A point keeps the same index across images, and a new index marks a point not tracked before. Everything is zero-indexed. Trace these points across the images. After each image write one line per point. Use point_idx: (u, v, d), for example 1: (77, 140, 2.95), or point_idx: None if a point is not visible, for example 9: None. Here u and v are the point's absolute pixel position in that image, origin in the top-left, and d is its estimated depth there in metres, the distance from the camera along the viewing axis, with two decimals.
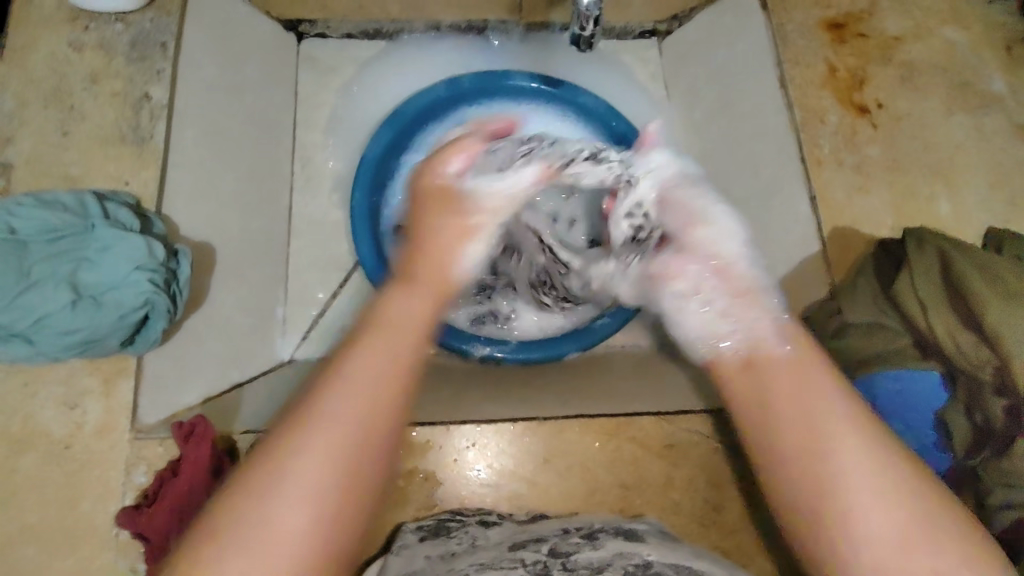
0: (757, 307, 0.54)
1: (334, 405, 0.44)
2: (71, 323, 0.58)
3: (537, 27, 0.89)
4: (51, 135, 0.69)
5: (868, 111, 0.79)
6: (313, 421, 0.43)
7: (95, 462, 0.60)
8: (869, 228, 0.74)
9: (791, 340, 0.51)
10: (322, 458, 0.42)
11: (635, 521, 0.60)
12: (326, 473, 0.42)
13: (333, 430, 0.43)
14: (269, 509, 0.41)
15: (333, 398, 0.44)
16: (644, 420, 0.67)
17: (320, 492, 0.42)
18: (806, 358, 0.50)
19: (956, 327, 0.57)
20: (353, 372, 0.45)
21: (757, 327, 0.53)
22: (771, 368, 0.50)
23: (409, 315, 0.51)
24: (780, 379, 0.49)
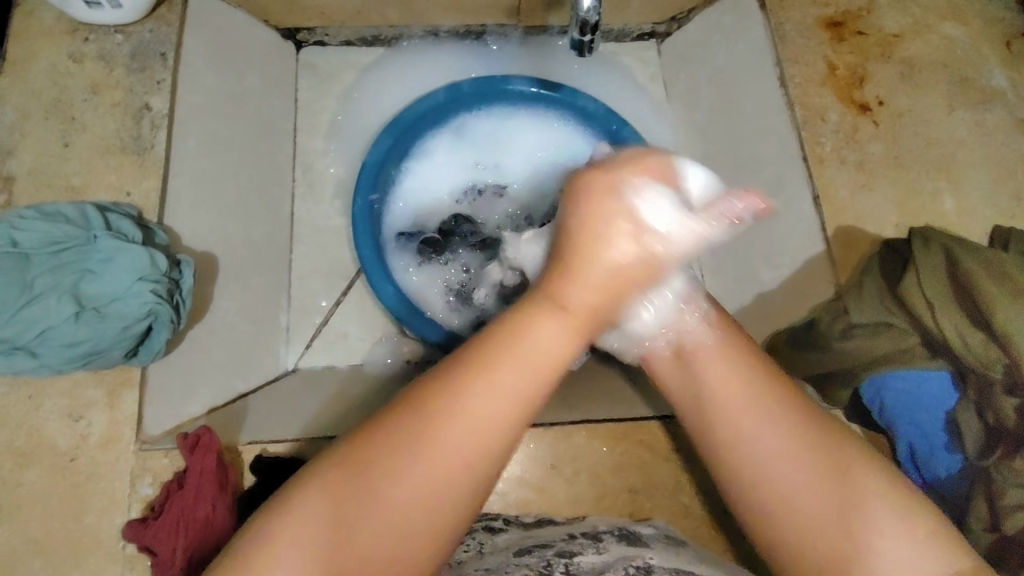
0: (687, 300, 0.53)
1: (445, 428, 0.41)
2: (75, 335, 0.58)
3: (536, 31, 0.89)
4: (52, 147, 0.69)
5: (869, 108, 0.79)
6: (344, 492, 0.40)
7: (99, 475, 0.60)
8: (873, 225, 0.74)
9: (709, 326, 0.51)
10: (444, 477, 0.41)
11: (641, 525, 0.60)
12: (425, 498, 0.40)
13: (459, 447, 0.41)
14: (363, 539, 0.40)
15: (451, 422, 0.41)
16: (651, 424, 0.66)
17: (433, 512, 0.41)
18: (730, 342, 0.49)
19: (965, 327, 0.56)
20: (497, 380, 0.42)
21: (682, 322, 0.52)
22: (697, 352, 0.49)
23: (546, 346, 0.43)
24: (711, 378, 0.48)
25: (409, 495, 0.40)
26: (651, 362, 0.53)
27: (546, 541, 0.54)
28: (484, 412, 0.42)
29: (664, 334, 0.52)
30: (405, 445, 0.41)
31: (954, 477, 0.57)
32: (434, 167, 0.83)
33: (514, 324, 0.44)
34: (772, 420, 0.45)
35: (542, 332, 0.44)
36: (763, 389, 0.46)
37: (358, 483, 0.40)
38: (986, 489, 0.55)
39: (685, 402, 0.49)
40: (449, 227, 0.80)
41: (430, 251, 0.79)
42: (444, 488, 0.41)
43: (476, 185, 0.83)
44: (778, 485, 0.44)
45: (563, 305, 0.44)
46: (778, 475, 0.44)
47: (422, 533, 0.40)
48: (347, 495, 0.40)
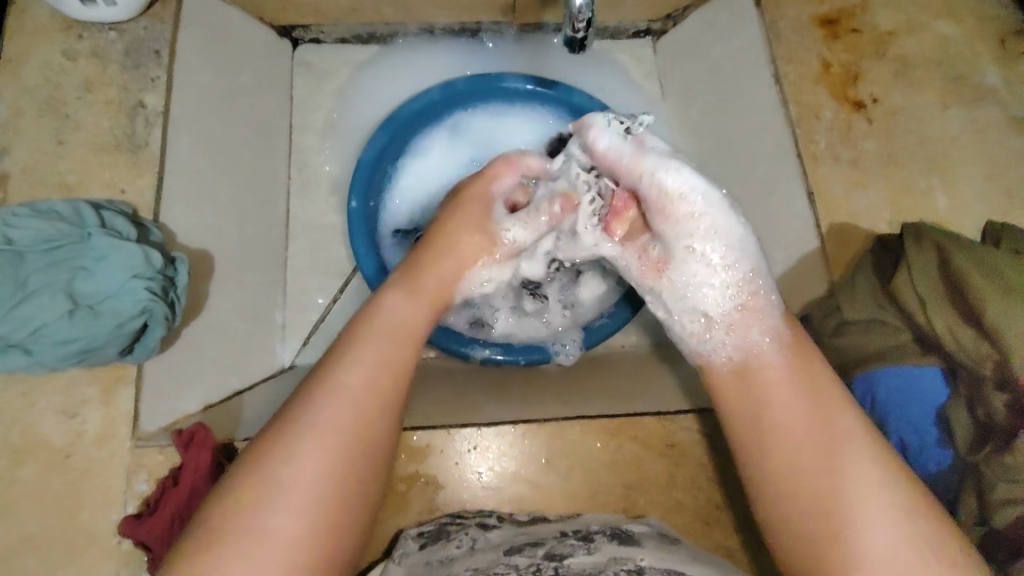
0: (760, 323, 0.57)
1: (319, 401, 0.49)
2: (69, 332, 0.58)
3: (531, 28, 0.89)
4: (46, 144, 0.69)
5: (863, 106, 0.79)
6: (282, 467, 0.46)
7: (95, 471, 0.60)
8: (867, 223, 0.74)
9: (783, 350, 0.55)
10: (334, 431, 0.48)
11: (635, 524, 0.60)
12: (329, 450, 0.47)
13: (349, 404, 0.49)
14: (288, 501, 0.45)
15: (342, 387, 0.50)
16: (646, 421, 0.66)
17: (338, 464, 0.47)
18: (799, 364, 0.54)
19: (956, 323, 0.56)
20: (347, 363, 0.51)
21: (748, 340, 0.57)
22: (768, 377, 0.54)
23: (404, 315, 0.56)
24: (777, 407, 0.53)
25: (316, 453, 0.47)
26: (710, 372, 0.58)
27: (537, 539, 0.55)
28: (361, 377, 0.51)
29: (728, 348, 0.57)
30: (320, 419, 0.48)
31: (944, 471, 0.57)
32: (430, 163, 0.82)
33: (367, 315, 0.55)
34: (792, 409, 0.52)
35: (391, 304, 0.57)
36: (813, 405, 0.52)
37: (267, 455, 0.46)
38: (976, 484, 0.55)
39: (741, 418, 0.54)
40: None
41: None
42: (340, 444, 0.48)
43: None
44: (800, 485, 0.50)
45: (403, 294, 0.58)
46: (803, 482, 0.50)
47: (337, 480, 0.47)
48: (261, 470, 0.46)
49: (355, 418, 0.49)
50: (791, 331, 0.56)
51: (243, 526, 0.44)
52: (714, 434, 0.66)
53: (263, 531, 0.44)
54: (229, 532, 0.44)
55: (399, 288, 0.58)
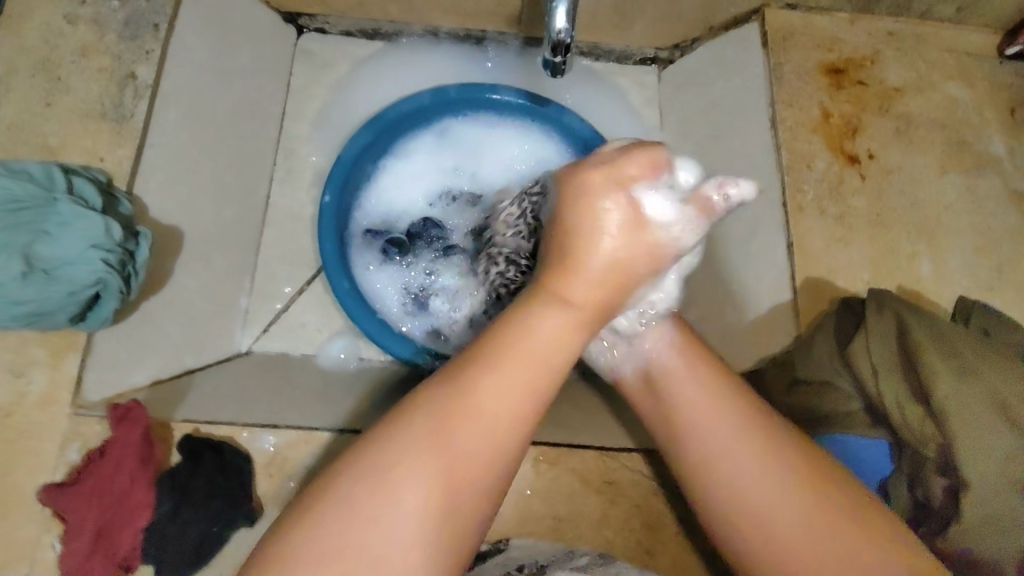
0: (661, 339, 0.57)
1: (467, 404, 0.45)
2: (19, 294, 0.58)
3: (535, 42, 0.88)
4: (34, 104, 0.70)
5: (858, 160, 0.77)
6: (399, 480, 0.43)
7: (31, 433, 0.61)
8: (843, 281, 0.72)
9: (675, 351, 0.56)
10: (471, 437, 0.45)
11: (578, 553, 0.60)
12: (453, 473, 0.44)
13: (485, 407, 0.45)
14: (373, 534, 0.42)
15: (485, 395, 0.45)
16: (585, 453, 0.65)
17: (438, 499, 0.43)
18: (713, 371, 0.54)
19: (905, 399, 0.55)
20: (505, 371, 0.46)
21: (647, 352, 0.57)
22: (664, 377, 0.55)
23: (545, 339, 0.47)
24: (721, 429, 0.51)
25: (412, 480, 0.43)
26: (625, 386, 0.59)
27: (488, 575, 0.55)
28: (503, 407, 0.46)
29: (631, 358, 0.58)
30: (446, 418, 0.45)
31: None
32: (412, 167, 0.82)
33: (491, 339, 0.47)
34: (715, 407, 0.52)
35: (546, 328, 0.47)
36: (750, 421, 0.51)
37: (338, 489, 0.43)
38: None
39: (659, 423, 0.55)
40: (416, 229, 0.80)
41: (395, 251, 0.79)
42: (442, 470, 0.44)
43: (451, 191, 0.82)
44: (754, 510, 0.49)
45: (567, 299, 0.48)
46: (730, 473, 0.50)
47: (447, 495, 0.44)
48: (339, 505, 0.42)
49: (498, 418, 0.46)
50: (692, 346, 0.56)
51: (339, 553, 0.41)
52: (652, 477, 0.65)
53: (380, 534, 0.42)
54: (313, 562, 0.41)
55: (551, 301, 0.48)
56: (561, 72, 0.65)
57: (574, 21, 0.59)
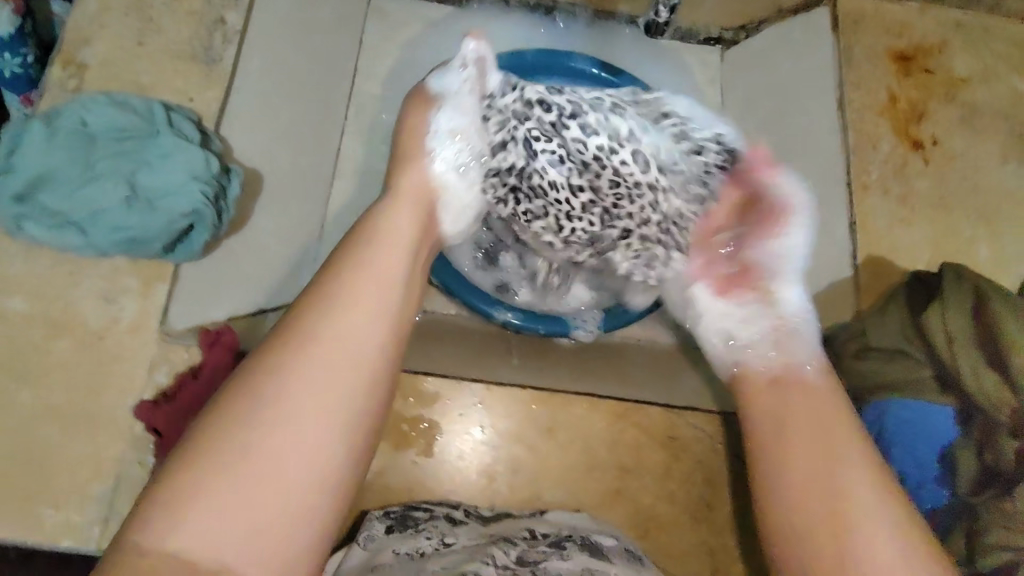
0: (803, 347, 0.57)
1: (326, 324, 0.45)
2: (123, 221, 0.60)
3: (604, 15, 0.92)
4: (126, 43, 0.72)
5: (922, 145, 0.79)
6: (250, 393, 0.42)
7: (121, 356, 0.63)
8: (904, 260, 0.74)
9: (824, 372, 0.53)
10: (337, 353, 0.45)
11: (603, 534, 0.58)
12: (314, 393, 0.43)
13: (356, 326, 0.46)
14: (266, 466, 0.40)
15: (350, 313, 0.47)
16: (651, 410, 0.68)
17: (333, 426, 0.43)
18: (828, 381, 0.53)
19: (982, 367, 0.57)
20: (349, 285, 0.48)
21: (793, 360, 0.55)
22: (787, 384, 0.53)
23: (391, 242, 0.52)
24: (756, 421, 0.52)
25: (300, 401, 0.43)
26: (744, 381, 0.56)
27: (511, 538, 0.54)
28: (358, 314, 0.47)
29: (768, 355, 0.57)
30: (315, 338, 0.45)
31: (938, 511, 0.57)
32: None
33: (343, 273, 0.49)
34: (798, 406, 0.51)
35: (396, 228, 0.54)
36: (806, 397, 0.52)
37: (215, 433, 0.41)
38: (969, 526, 0.56)
39: (760, 426, 0.52)
40: None
41: None
42: (339, 379, 0.44)
43: None
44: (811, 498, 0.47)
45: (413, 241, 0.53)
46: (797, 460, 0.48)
47: (312, 419, 0.43)
48: (208, 448, 0.40)
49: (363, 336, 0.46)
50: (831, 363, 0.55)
51: (211, 493, 0.39)
52: (713, 436, 0.68)
53: (258, 445, 0.41)
54: (201, 500, 0.39)
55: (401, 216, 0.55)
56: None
57: None
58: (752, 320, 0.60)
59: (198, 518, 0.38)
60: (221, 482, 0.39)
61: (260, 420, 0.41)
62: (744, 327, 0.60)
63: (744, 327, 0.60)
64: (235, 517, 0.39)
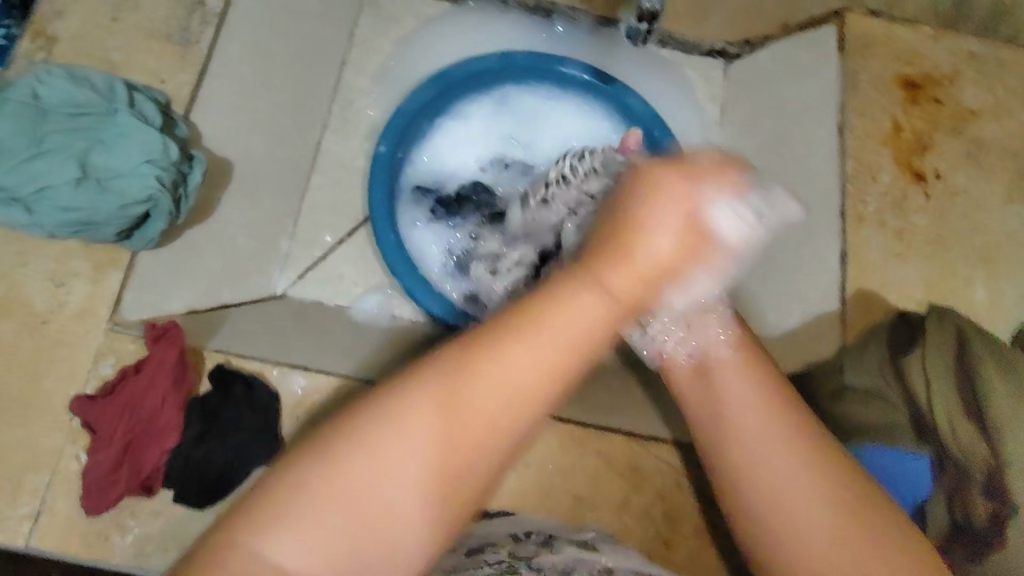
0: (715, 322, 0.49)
1: (496, 361, 0.38)
2: (72, 200, 0.56)
3: (604, 22, 0.89)
4: (100, 18, 0.69)
5: (924, 178, 0.75)
6: (375, 417, 0.37)
7: (64, 343, 0.60)
8: (896, 297, 0.70)
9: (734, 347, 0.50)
10: (499, 395, 0.37)
11: (582, 529, 0.58)
12: (452, 437, 0.37)
13: (532, 365, 0.38)
14: (368, 495, 0.36)
15: (515, 351, 0.38)
16: (614, 438, 0.64)
17: (432, 475, 0.37)
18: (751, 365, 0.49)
19: (959, 418, 0.53)
20: (554, 314, 0.37)
21: (709, 342, 0.49)
22: (724, 374, 0.49)
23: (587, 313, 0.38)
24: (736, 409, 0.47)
25: (418, 442, 0.37)
26: (670, 372, 0.52)
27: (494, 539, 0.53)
28: (526, 361, 0.37)
29: (690, 346, 0.50)
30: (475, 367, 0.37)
31: None
32: (466, 129, 0.81)
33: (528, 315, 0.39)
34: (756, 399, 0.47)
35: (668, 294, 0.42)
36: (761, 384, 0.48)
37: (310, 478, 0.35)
38: None
39: (699, 417, 0.49)
40: (467, 191, 0.78)
41: (441, 211, 0.77)
42: (484, 418, 0.37)
43: (504, 159, 0.80)
44: (787, 502, 0.44)
45: (605, 285, 0.38)
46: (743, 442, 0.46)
47: (434, 460, 0.37)
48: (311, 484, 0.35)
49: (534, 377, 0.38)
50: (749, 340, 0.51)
51: (315, 514, 0.35)
52: (679, 469, 0.63)
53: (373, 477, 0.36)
54: (303, 518, 0.35)
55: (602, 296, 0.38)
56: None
57: None
58: (676, 311, 0.54)
59: (300, 535, 0.35)
60: (324, 509, 0.35)
61: (382, 452, 0.36)
62: (671, 320, 0.54)
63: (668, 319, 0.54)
64: (325, 541, 0.35)
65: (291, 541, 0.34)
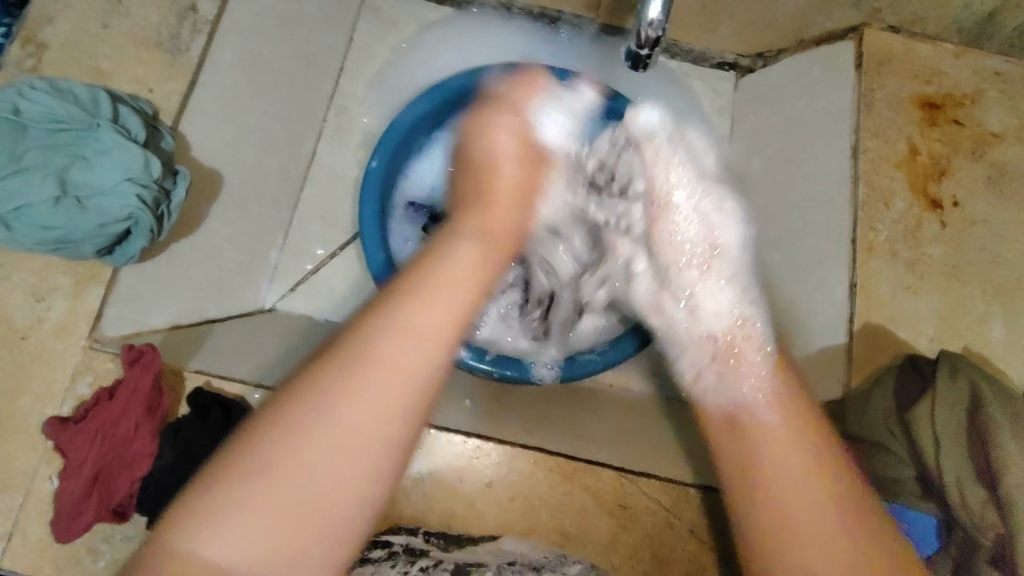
0: (752, 347, 0.53)
1: (385, 337, 0.40)
2: (50, 219, 0.55)
3: (610, 31, 0.86)
4: (90, 24, 0.67)
5: (941, 206, 0.72)
6: (284, 412, 0.37)
7: (44, 362, 0.58)
8: (906, 331, 0.67)
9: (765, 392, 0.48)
10: (391, 371, 0.39)
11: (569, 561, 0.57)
12: (366, 418, 0.37)
13: (428, 340, 0.40)
14: (292, 484, 0.35)
15: (415, 320, 0.41)
16: (603, 472, 0.62)
17: (376, 420, 0.38)
18: (785, 404, 0.47)
19: (967, 477, 0.51)
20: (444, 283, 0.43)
21: (748, 375, 0.50)
22: (755, 418, 0.47)
23: (466, 265, 0.45)
24: (768, 441, 0.45)
25: (340, 432, 0.37)
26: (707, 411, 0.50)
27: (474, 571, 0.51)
28: (425, 330, 0.40)
29: (716, 372, 0.53)
30: (356, 356, 0.39)
31: None
32: None
33: (410, 275, 0.43)
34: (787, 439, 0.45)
35: (465, 254, 0.46)
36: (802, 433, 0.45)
37: (245, 447, 0.36)
38: None
39: (731, 461, 0.46)
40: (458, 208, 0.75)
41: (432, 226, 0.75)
42: (386, 393, 0.38)
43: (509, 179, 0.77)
44: (802, 531, 0.42)
45: (480, 233, 0.48)
46: (773, 473, 0.44)
47: (355, 443, 0.37)
48: (237, 465, 0.36)
49: (431, 347, 0.40)
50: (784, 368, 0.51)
51: (242, 505, 0.35)
52: (672, 508, 0.61)
53: (296, 465, 0.36)
54: (228, 516, 0.34)
55: (476, 243, 0.47)
56: (651, 63, 0.61)
57: (667, 15, 0.55)
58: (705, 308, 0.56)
59: (222, 538, 0.34)
60: (246, 511, 0.35)
61: (290, 436, 0.36)
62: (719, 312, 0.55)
63: (717, 313, 0.55)
64: (255, 540, 0.34)
65: (215, 539, 0.34)
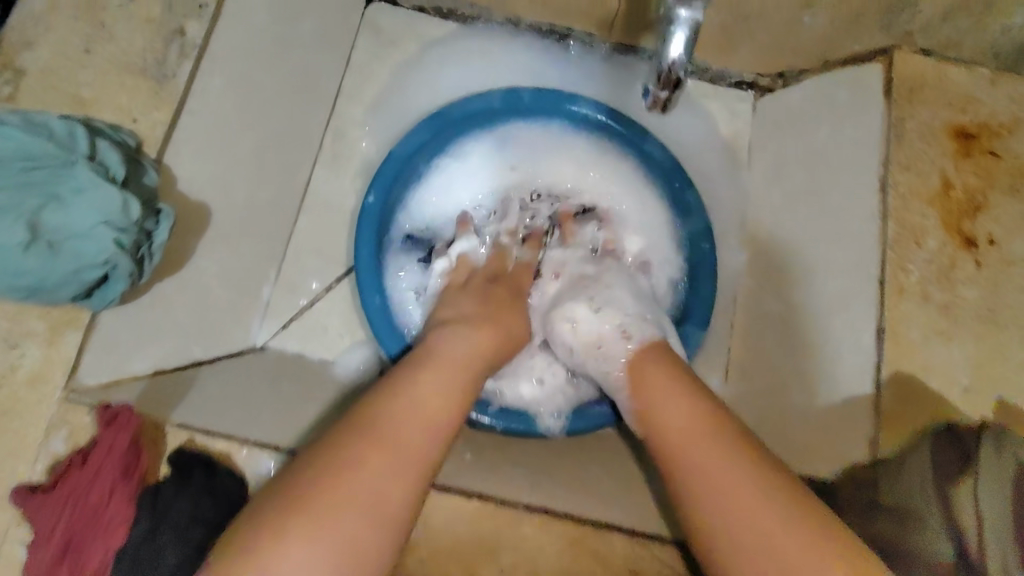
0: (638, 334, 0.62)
1: (377, 429, 0.46)
2: (19, 267, 0.50)
3: (624, 50, 0.82)
4: (71, 50, 0.64)
5: (976, 245, 0.67)
6: (286, 493, 0.42)
7: (17, 414, 0.55)
8: (939, 382, 0.62)
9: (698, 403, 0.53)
10: (384, 454, 0.45)
11: None
12: (364, 494, 0.43)
13: (418, 432, 0.47)
14: (298, 555, 0.40)
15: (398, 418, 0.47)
16: (614, 536, 0.57)
17: (372, 502, 0.43)
18: (683, 391, 0.54)
19: (1012, 562, 0.49)
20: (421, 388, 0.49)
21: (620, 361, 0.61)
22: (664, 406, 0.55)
23: (441, 377, 0.51)
24: (695, 444, 0.49)
25: (339, 509, 0.42)
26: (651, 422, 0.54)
27: None
28: (412, 425, 0.47)
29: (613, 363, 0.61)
30: (353, 436, 0.45)
31: None
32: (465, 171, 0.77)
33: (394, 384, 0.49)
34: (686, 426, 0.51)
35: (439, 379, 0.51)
36: (700, 419, 0.51)
37: (247, 529, 0.41)
38: None
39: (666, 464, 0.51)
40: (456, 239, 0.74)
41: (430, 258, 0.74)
42: (380, 470, 0.44)
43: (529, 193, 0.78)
44: (739, 526, 0.45)
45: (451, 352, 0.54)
46: (697, 476, 0.48)
47: (352, 516, 0.42)
48: (242, 545, 0.40)
49: (418, 438, 0.47)
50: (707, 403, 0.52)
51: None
52: None
53: (298, 542, 0.40)
54: None
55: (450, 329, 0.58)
56: (669, 105, 0.58)
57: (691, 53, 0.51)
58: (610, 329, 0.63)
59: None
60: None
61: (291, 519, 0.41)
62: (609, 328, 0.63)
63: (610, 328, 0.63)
64: None
65: None
